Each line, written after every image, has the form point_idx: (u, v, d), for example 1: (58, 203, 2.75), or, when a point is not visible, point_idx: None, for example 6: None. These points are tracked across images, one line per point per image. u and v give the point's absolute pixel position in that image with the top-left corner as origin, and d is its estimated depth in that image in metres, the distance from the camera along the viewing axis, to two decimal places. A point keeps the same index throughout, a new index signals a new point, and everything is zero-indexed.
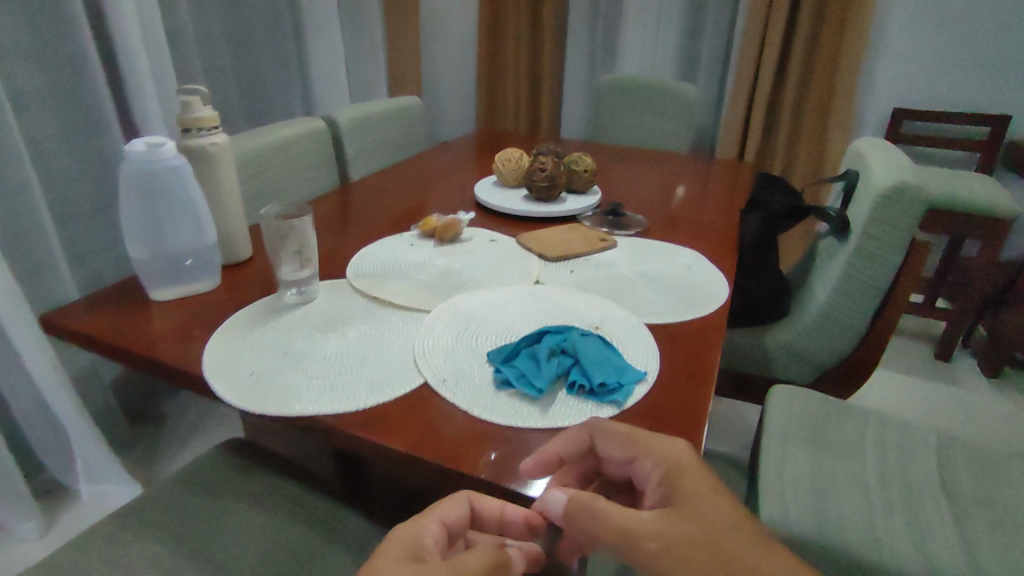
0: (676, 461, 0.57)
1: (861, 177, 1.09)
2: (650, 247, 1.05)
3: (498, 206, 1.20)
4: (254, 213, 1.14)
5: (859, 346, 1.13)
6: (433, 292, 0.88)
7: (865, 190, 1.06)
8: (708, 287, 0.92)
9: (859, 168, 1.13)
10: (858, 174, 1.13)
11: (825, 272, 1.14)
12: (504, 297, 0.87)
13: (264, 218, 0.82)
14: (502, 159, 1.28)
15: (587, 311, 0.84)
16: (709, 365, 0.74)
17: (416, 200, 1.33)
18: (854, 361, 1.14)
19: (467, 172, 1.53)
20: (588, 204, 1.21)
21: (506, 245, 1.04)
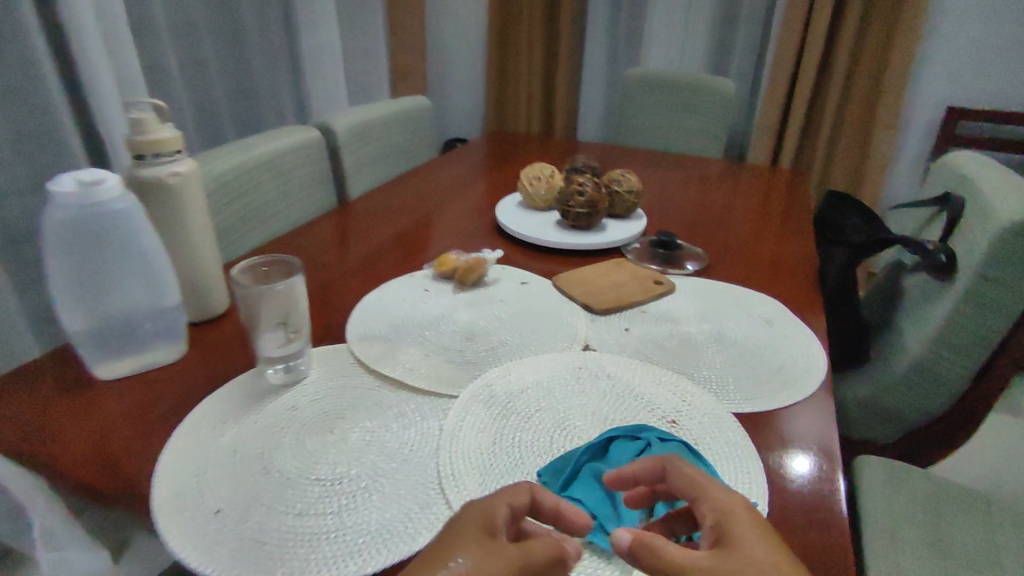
0: (731, 510, 0.44)
1: (972, 207, 0.90)
2: (718, 294, 0.86)
3: (526, 235, 1.01)
4: (234, 244, 0.95)
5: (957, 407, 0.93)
6: (457, 365, 0.69)
7: (983, 225, 0.86)
8: (803, 354, 0.73)
9: (966, 194, 0.93)
10: (966, 203, 0.93)
11: (919, 317, 0.95)
12: (550, 373, 0.68)
13: (246, 288, 0.60)
14: (530, 177, 1.09)
15: (658, 394, 0.65)
16: (832, 485, 0.55)
17: (427, 221, 1.14)
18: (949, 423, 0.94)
19: (484, 185, 1.33)
20: (632, 232, 1.03)
21: (542, 291, 0.86)
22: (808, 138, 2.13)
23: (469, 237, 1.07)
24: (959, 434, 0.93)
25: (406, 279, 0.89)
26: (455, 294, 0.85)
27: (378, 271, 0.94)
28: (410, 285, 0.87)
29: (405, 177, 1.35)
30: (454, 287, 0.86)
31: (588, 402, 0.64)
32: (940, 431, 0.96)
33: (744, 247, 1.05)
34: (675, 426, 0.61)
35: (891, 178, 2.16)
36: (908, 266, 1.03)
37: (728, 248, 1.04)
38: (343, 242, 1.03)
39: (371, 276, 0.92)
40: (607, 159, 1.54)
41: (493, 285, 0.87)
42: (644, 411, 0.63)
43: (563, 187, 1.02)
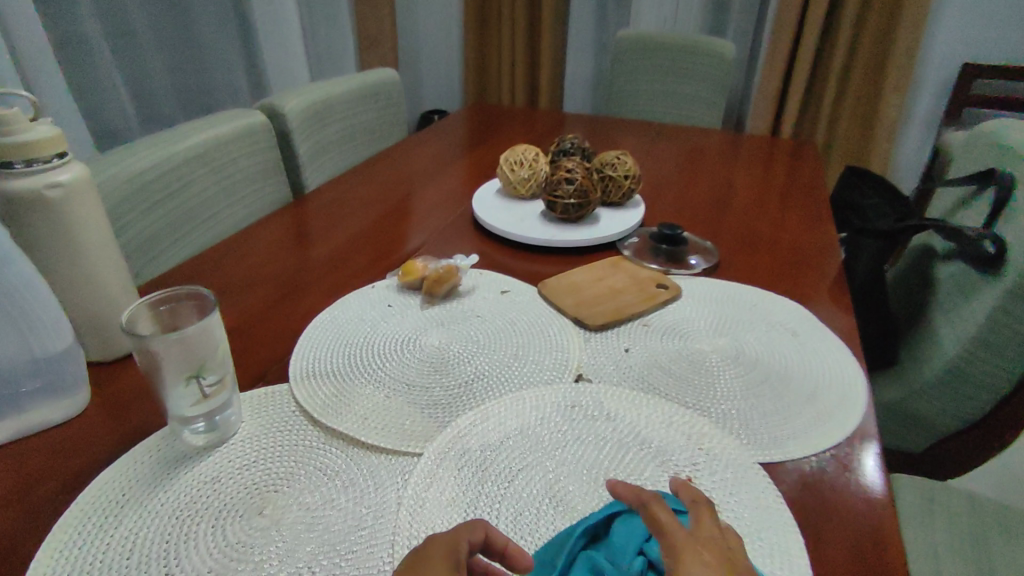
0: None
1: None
2: (732, 299, 0.74)
3: (506, 231, 0.88)
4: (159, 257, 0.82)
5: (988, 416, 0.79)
6: (421, 410, 0.57)
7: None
8: (839, 375, 0.61)
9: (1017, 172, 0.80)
10: (1017, 180, 0.80)
11: (957, 314, 0.82)
12: (534, 414, 0.55)
13: (151, 342, 0.46)
14: (512, 161, 0.95)
15: (668, 440, 0.53)
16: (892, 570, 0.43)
17: (395, 214, 1.00)
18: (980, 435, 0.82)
19: (461, 168, 1.19)
20: (629, 224, 0.89)
21: (526, 304, 0.73)
22: (810, 102, 1.99)
23: (441, 233, 0.93)
24: (987, 450, 0.79)
25: (367, 291, 0.76)
26: (424, 310, 0.72)
27: (334, 280, 0.81)
28: (370, 301, 0.74)
29: (373, 163, 1.20)
30: (421, 301, 0.73)
31: (582, 455, 0.51)
32: (963, 443, 0.82)
33: (755, 236, 0.92)
34: (690, 486, 0.49)
35: (901, 141, 2.02)
36: (942, 254, 0.90)
37: (738, 238, 0.91)
38: (296, 244, 0.89)
39: (325, 287, 0.79)
40: (598, 133, 1.40)
41: (469, 297, 0.74)
42: (651, 465, 0.51)
43: (549, 174, 0.89)
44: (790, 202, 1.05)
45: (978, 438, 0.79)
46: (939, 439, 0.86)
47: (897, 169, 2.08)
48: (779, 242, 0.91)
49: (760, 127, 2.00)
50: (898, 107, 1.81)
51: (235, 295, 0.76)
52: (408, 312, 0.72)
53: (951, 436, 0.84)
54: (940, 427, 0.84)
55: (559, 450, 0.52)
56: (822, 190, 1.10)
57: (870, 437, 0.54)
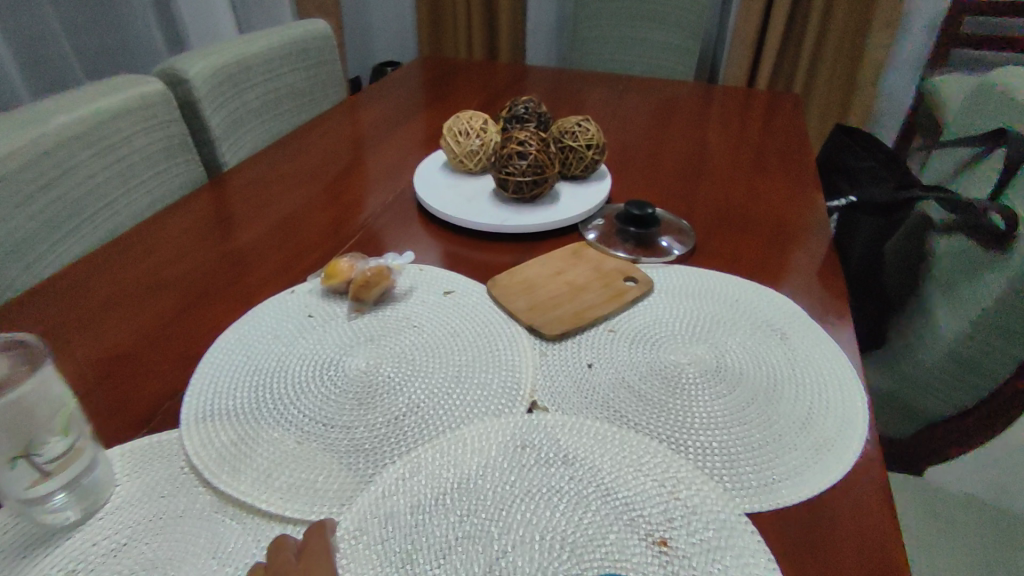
0: None
1: None
2: (711, 295, 0.64)
3: (453, 216, 0.76)
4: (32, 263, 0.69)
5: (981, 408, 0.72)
6: (340, 460, 0.46)
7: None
8: (833, 394, 0.52)
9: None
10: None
11: (959, 296, 0.74)
12: (477, 461, 0.45)
13: None
14: (456, 131, 0.82)
15: (637, 490, 0.44)
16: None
17: (327, 194, 0.87)
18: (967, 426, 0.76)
19: (406, 134, 1.05)
20: (593, 202, 0.78)
21: (473, 309, 0.62)
22: (788, 47, 1.86)
23: (379, 216, 0.81)
24: (976, 441, 0.73)
25: (286, 296, 0.64)
26: (352, 321, 0.61)
27: (248, 280, 0.68)
28: (289, 311, 0.62)
29: (304, 131, 1.05)
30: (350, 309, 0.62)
31: (535, 513, 0.42)
32: (950, 434, 0.75)
33: (736, 211, 0.82)
34: (665, 554, 0.40)
35: (883, 86, 1.91)
36: (940, 227, 0.82)
37: (716, 215, 0.81)
38: (207, 234, 0.76)
39: (236, 291, 0.66)
40: (561, 88, 1.26)
41: (407, 302, 0.63)
42: (618, 524, 0.42)
43: (499, 146, 0.76)
44: (772, 167, 0.95)
45: (968, 429, 0.72)
46: (921, 428, 0.79)
47: (879, 116, 1.98)
48: (760, 217, 0.81)
49: (735, 75, 1.87)
50: (881, 51, 1.70)
51: (126, 307, 0.63)
52: (335, 324, 0.60)
53: (932, 425, 0.77)
54: (926, 413, 0.78)
55: (508, 508, 0.42)
56: (807, 151, 1.00)
57: (872, 474, 0.46)
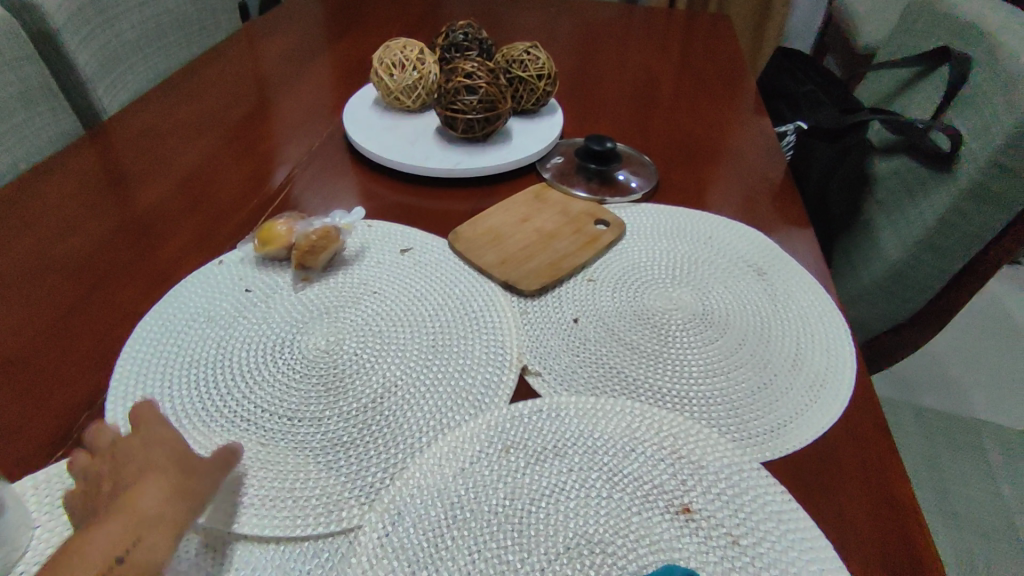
0: None
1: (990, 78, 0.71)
2: (683, 234, 0.62)
3: (395, 161, 0.68)
4: None
5: (919, 315, 0.78)
6: (317, 460, 0.40)
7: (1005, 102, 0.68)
8: (818, 324, 0.52)
9: (968, 56, 0.75)
10: (971, 63, 0.75)
11: (901, 215, 0.79)
12: (475, 446, 0.41)
13: None
14: (389, 63, 0.71)
15: (646, 455, 0.42)
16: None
17: (241, 142, 0.75)
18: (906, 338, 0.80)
19: (322, 69, 0.92)
20: (549, 137, 0.72)
21: (436, 267, 0.56)
22: None
23: (307, 166, 0.71)
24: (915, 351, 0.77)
25: (212, 270, 0.55)
26: (299, 293, 0.53)
27: (160, 252, 0.57)
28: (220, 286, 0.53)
29: (197, 67, 0.90)
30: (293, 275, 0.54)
31: (540, 500, 0.39)
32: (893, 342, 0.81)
33: (692, 141, 0.80)
34: (690, 521, 0.38)
35: (795, 7, 1.92)
36: (881, 147, 0.85)
37: (672, 148, 0.78)
38: (95, 198, 0.63)
39: (149, 266, 0.56)
40: (486, 11, 1.15)
41: (362, 266, 0.56)
42: (634, 497, 0.39)
43: (442, 79, 0.67)
44: (716, 93, 0.92)
45: (911, 335, 0.79)
46: (866, 340, 0.84)
47: (790, 39, 2.01)
48: (714, 147, 0.79)
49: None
50: None
51: (5, 298, 0.51)
52: (280, 298, 0.52)
53: (874, 338, 0.82)
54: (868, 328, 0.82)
55: (511, 499, 0.38)
56: (748, 74, 0.98)
57: (868, 405, 0.46)
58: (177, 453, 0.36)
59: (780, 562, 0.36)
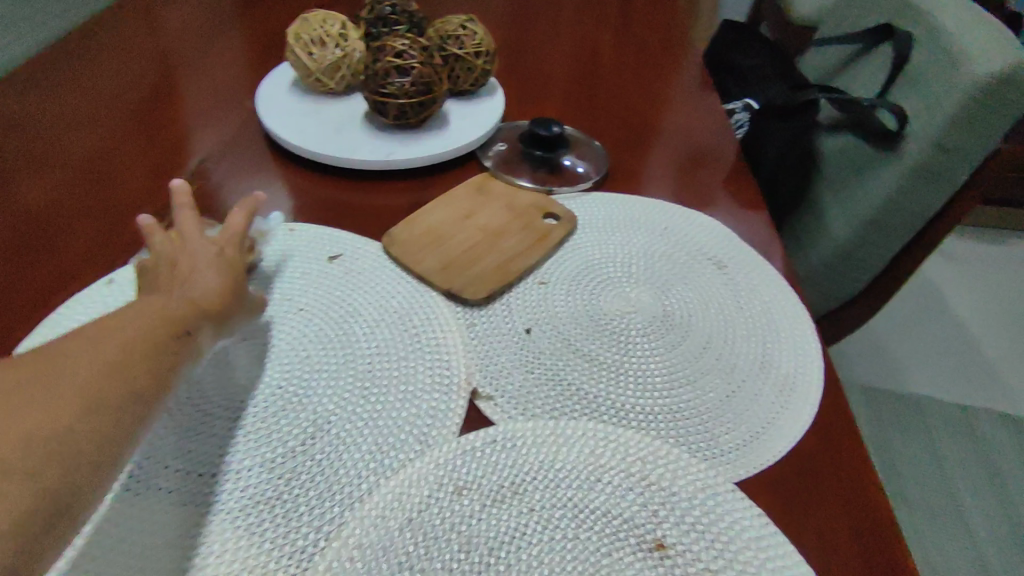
0: None
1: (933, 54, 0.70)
2: (637, 225, 0.58)
3: (320, 153, 0.60)
4: None
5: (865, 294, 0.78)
6: (238, 523, 0.35)
7: (946, 78, 0.67)
8: (781, 321, 0.49)
9: (912, 32, 0.74)
10: (912, 38, 0.74)
11: (848, 193, 0.78)
12: (423, 491, 0.37)
13: None
14: (306, 39, 0.63)
15: (613, 484, 0.38)
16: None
17: (136, 130, 0.65)
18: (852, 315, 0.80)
19: (230, 44, 0.82)
20: (491, 119, 0.67)
21: (370, 276, 0.50)
22: None
23: (216, 157, 0.62)
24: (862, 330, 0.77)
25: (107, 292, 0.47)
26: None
27: (38, 270, 0.49)
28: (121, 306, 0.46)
29: (78, 42, 0.78)
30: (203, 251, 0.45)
31: (499, 549, 0.34)
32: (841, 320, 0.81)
33: (641, 121, 0.76)
34: (665, 560, 0.35)
35: None
36: (827, 124, 0.83)
37: (620, 128, 0.74)
38: None
39: (23, 289, 0.47)
40: None
41: (286, 280, 0.49)
42: (603, 534, 0.36)
43: (368, 58, 0.60)
44: (662, 67, 0.88)
45: (857, 314, 0.79)
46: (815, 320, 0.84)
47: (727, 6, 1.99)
48: (663, 127, 0.75)
49: None
50: None
51: None
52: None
53: (822, 317, 0.82)
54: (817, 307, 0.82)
55: (467, 551, 0.34)
56: (693, 47, 0.94)
57: (836, 408, 0.44)
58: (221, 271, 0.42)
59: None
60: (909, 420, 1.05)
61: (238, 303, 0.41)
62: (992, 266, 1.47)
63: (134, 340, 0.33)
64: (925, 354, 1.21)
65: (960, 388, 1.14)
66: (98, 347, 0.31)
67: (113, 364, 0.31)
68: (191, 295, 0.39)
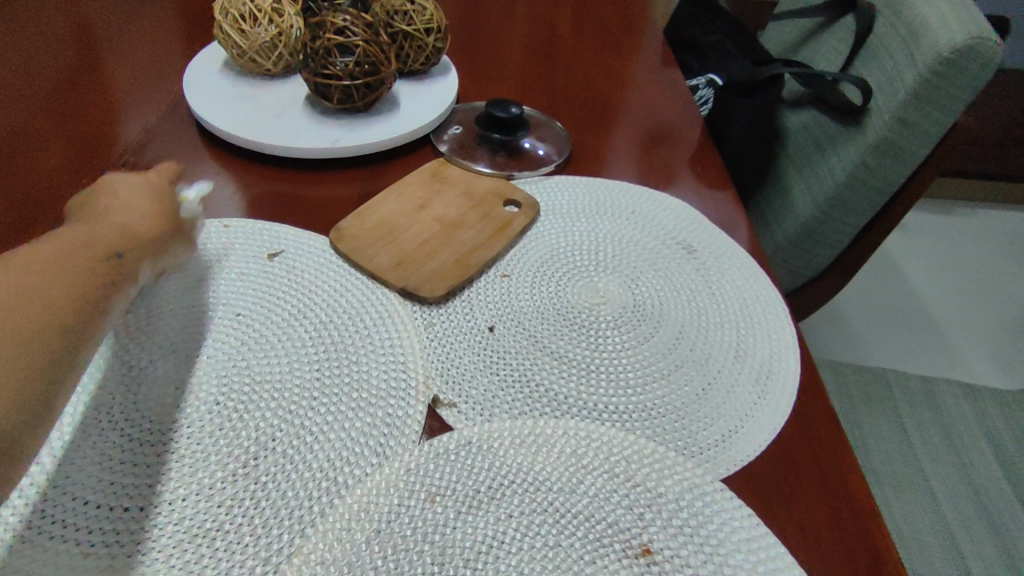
0: None
1: (896, 26, 0.69)
2: (602, 208, 0.55)
3: (257, 142, 0.55)
4: None
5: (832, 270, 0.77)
6: (175, 561, 0.31)
7: (910, 49, 0.66)
8: (755, 305, 0.47)
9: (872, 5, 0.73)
10: (875, 11, 0.73)
11: (812, 169, 0.77)
12: (384, 508, 0.33)
13: None
14: (237, 15, 0.58)
15: (595, 487, 0.35)
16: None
17: (50, 119, 0.59)
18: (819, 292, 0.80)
19: (156, 22, 0.75)
20: (445, 101, 0.63)
21: (316, 274, 0.46)
22: None
23: (143, 147, 0.57)
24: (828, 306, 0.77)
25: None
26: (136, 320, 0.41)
27: None
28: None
29: None
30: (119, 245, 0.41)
31: (475, 561, 0.32)
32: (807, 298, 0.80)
33: (603, 101, 0.72)
34: (652, 566, 0.32)
35: None
36: (790, 100, 0.82)
37: (582, 108, 0.70)
38: None
39: None
40: None
41: (223, 282, 0.45)
42: (587, 539, 0.33)
43: (306, 36, 0.55)
44: (622, 42, 0.85)
45: (824, 291, 0.78)
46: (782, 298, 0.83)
47: None
48: (626, 105, 0.72)
49: None
50: None
51: None
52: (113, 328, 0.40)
53: (789, 295, 0.82)
54: (783, 286, 0.81)
55: (440, 563, 0.31)
56: (653, 21, 0.91)
57: (817, 392, 0.43)
58: (152, 206, 0.40)
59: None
60: (874, 393, 1.05)
61: (172, 234, 0.40)
62: (947, 238, 1.50)
63: (49, 276, 0.31)
64: (886, 328, 1.23)
65: (918, 359, 1.17)
66: (9, 277, 0.30)
67: (29, 298, 0.30)
68: (119, 225, 0.37)
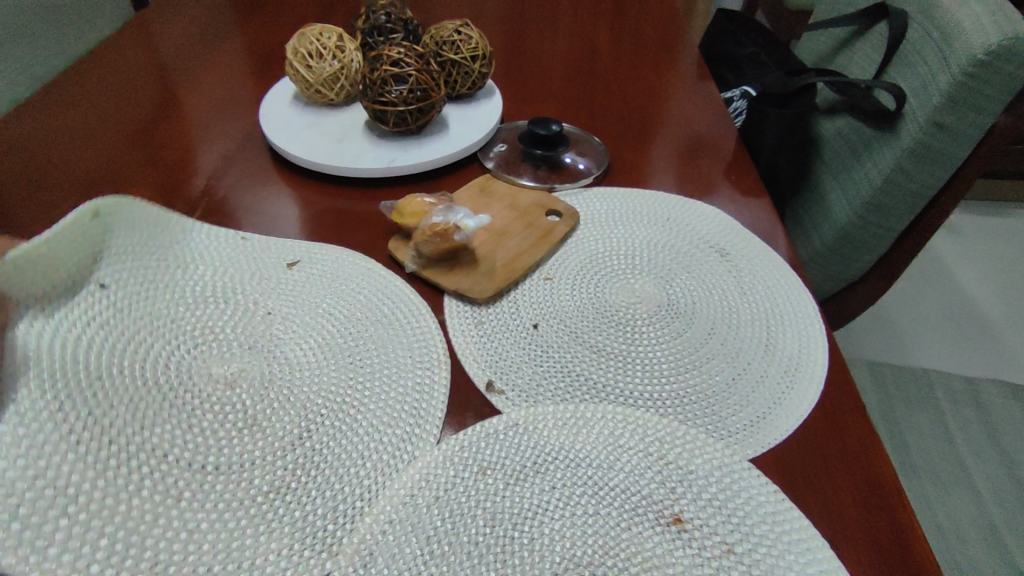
0: None
1: (929, 33, 0.70)
2: (640, 217, 0.59)
3: (324, 164, 0.62)
4: None
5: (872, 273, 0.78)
6: (253, 512, 0.36)
7: (942, 54, 0.67)
8: (786, 302, 0.50)
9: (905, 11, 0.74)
10: (908, 16, 0.74)
11: (848, 175, 0.78)
12: (447, 475, 0.38)
13: None
14: (305, 53, 0.65)
15: (632, 464, 0.39)
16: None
17: (147, 151, 0.67)
18: (860, 295, 0.81)
19: (231, 63, 0.83)
20: (490, 121, 0.68)
21: (343, 274, 0.52)
22: None
23: (224, 175, 0.64)
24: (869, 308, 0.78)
25: (88, 223, 0.44)
26: (195, 317, 0.46)
27: None
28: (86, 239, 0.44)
29: (82, 70, 0.79)
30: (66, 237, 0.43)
31: (522, 524, 0.36)
32: (844, 303, 0.82)
33: (638, 115, 0.76)
34: (683, 532, 0.36)
35: None
36: (824, 108, 0.84)
37: (618, 123, 0.75)
38: None
39: None
40: None
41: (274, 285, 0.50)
42: (623, 508, 0.37)
43: (365, 68, 0.62)
44: (656, 58, 0.89)
45: (863, 295, 0.79)
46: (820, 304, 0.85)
47: None
48: (661, 118, 0.76)
49: None
50: None
51: None
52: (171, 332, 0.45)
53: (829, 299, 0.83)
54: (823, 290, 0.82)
55: (492, 524, 0.36)
56: (687, 37, 0.94)
57: (843, 383, 0.45)
58: None
59: (778, 568, 0.34)
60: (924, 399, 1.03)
61: None
62: (1002, 242, 1.44)
63: None
64: (931, 335, 1.20)
65: (972, 365, 1.13)
66: None
67: None
68: None
